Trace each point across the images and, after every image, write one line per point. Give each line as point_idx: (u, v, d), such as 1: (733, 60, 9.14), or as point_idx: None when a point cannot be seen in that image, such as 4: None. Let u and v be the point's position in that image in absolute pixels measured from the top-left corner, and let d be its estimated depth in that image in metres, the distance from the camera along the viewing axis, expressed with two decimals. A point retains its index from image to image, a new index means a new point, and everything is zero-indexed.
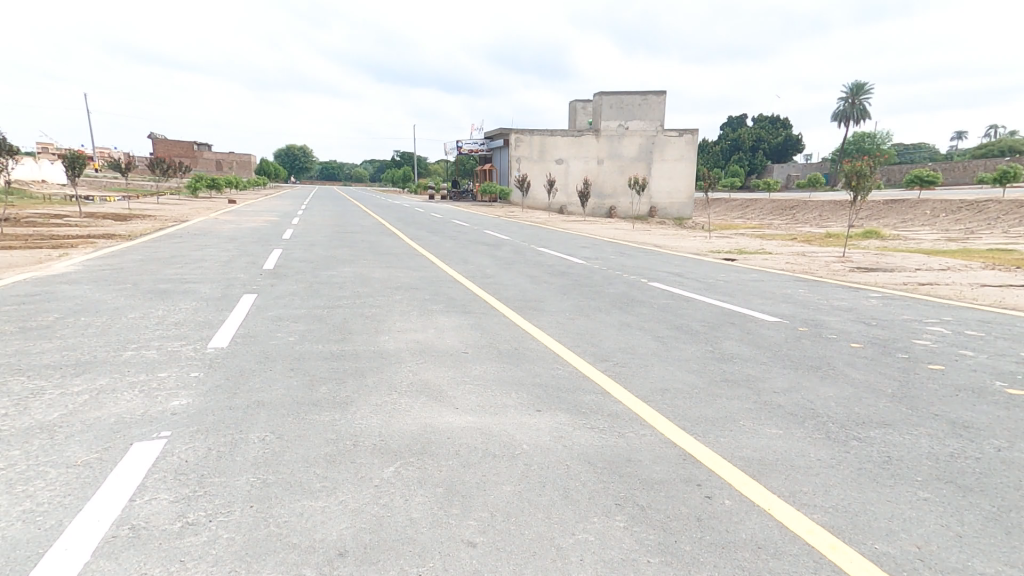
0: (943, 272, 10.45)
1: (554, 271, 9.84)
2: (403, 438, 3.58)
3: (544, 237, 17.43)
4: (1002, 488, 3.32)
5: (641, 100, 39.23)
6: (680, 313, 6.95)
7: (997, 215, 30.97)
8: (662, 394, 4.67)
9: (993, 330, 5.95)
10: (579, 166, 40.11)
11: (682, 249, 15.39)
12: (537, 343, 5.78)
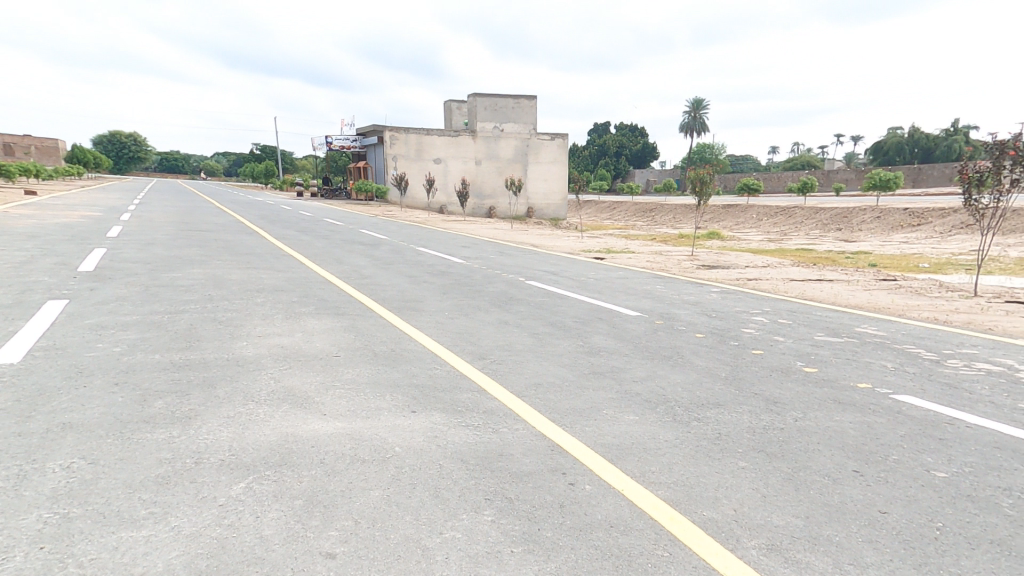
0: (766, 269, 12.11)
1: (433, 271, 9.82)
2: (259, 451, 3.38)
3: (423, 236, 17.32)
4: (799, 453, 3.98)
5: (514, 104, 40.72)
6: (554, 310, 7.32)
7: (808, 217, 36.74)
8: (535, 389, 4.88)
9: (798, 317, 7.06)
10: (457, 166, 39.85)
11: (555, 248, 16.11)
12: (414, 343, 5.75)
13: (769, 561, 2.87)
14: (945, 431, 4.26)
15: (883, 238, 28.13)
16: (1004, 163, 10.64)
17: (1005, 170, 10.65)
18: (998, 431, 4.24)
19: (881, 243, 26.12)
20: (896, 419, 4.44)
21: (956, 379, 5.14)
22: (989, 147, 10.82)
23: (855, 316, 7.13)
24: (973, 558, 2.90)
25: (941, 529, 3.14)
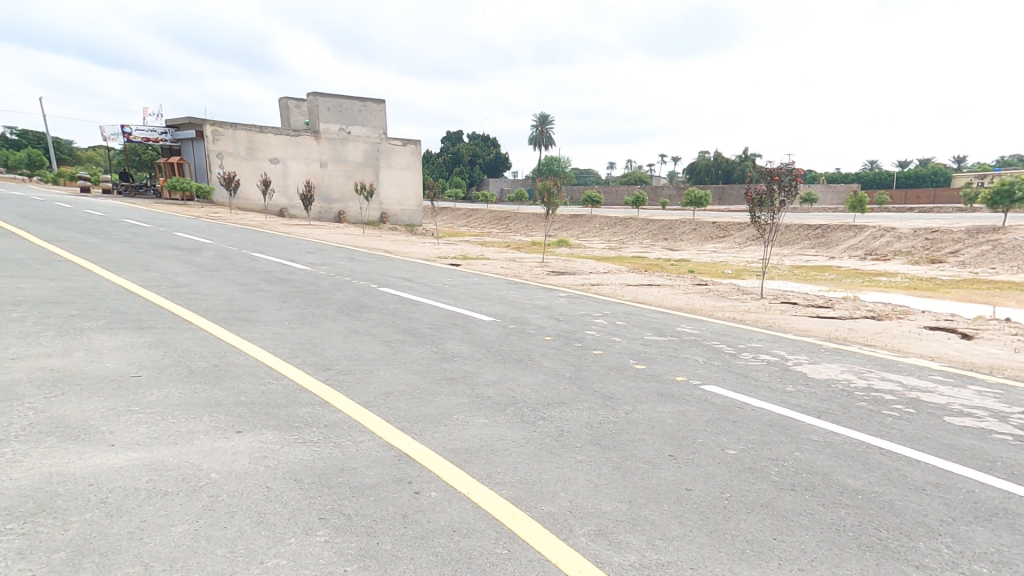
0: (604, 275, 13.24)
1: (272, 279, 9.09)
2: (9, 500, 2.87)
3: (261, 241, 15.94)
4: (626, 442, 4.40)
5: (361, 106, 39.44)
6: (408, 317, 7.22)
7: (641, 225, 41.08)
8: (384, 399, 4.74)
9: (631, 319, 7.80)
10: (298, 168, 36.82)
11: (410, 255, 15.91)
12: (246, 358, 5.26)
13: (597, 545, 3.11)
14: (738, 413, 5.03)
15: (698, 247, 32.49)
16: (773, 187, 12.80)
17: (775, 193, 12.80)
18: (777, 412, 5.10)
19: (698, 251, 30.03)
20: (702, 406, 5.12)
21: (749, 369, 6.08)
22: (763, 173, 12.93)
23: (674, 315, 8.12)
24: (751, 521, 3.47)
25: (729, 498, 3.70)
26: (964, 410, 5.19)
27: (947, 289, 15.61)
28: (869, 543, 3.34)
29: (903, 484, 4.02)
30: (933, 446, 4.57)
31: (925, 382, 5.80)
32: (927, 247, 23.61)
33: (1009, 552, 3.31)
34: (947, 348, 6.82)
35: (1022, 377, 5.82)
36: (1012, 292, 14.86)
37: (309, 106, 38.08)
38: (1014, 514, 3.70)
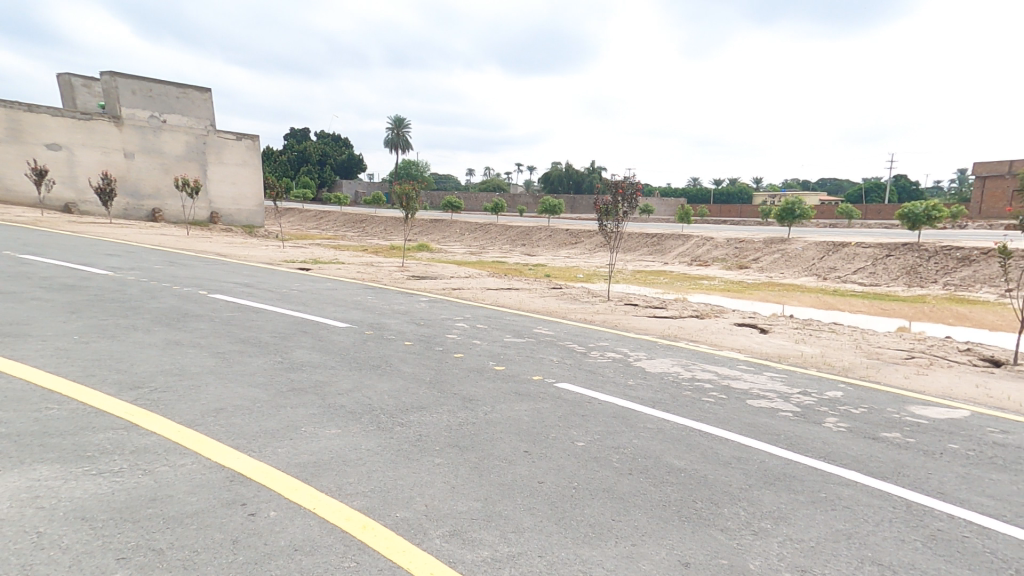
0: (465, 279, 13.44)
1: (66, 287, 7.74)
2: None
3: (47, 242, 13.41)
4: (482, 441, 4.53)
5: (179, 94, 34.26)
6: (246, 325, 6.67)
7: (498, 232, 42.56)
8: (214, 416, 4.33)
9: (492, 322, 8.02)
10: (93, 156, 30.43)
11: (249, 259, 14.59)
12: (23, 383, 4.44)
13: (450, 545, 3.16)
14: (585, 407, 5.46)
15: (553, 253, 34.56)
16: (618, 199, 14.02)
17: (620, 204, 14.05)
18: (618, 404, 5.64)
19: (552, 257, 31.86)
20: (555, 403, 5.47)
21: (596, 366, 6.63)
22: (610, 185, 14.05)
23: (530, 318, 8.55)
24: (594, 505, 3.79)
25: (576, 487, 4.00)
26: (760, 392, 6.23)
27: (750, 291, 18.55)
28: (687, 514, 3.86)
29: (714, 460, 4.70)
30: (738, 425, 5.40)
31: (734, 370, 6.84)
32: (736, 255, 27.72)
33: (788, 510, 4.07)
34: (750, 340, 8.10)
35: (801, 363, 7.13)
36: (794, 293, 18.15)
37: (105, 87, 31.80)
38: (792, 477, 4.54)
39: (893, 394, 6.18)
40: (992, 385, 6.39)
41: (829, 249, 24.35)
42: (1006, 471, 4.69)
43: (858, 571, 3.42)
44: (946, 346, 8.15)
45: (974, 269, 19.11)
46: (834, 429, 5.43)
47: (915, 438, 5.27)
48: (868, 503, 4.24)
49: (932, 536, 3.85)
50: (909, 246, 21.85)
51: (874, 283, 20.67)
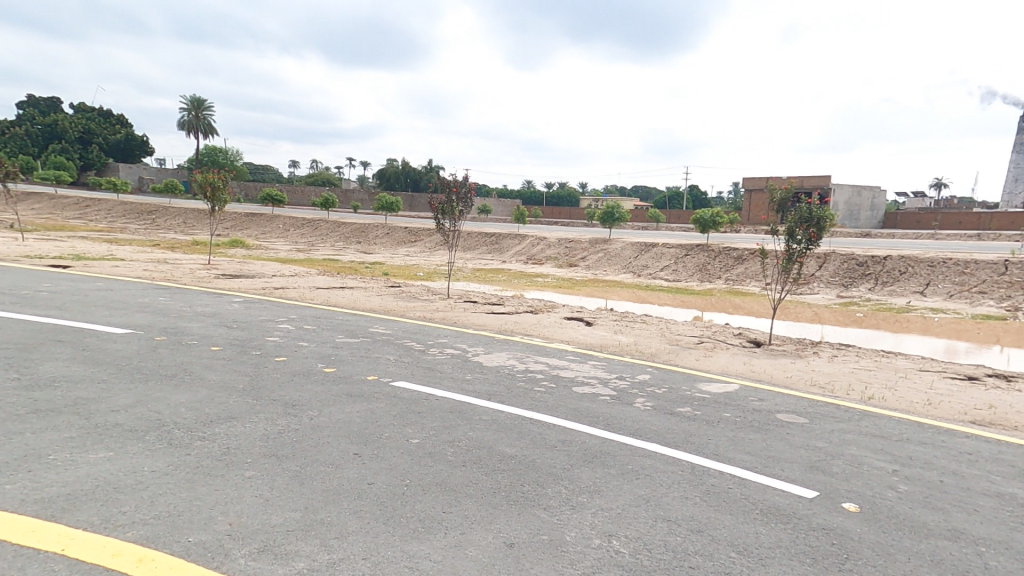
0: (291, 278, 12.64)
1: None
2: None
3: None
4: (306, 449, 4.28)
5: None
6: None
7: (324, 229, 40.50)
8: None
9: (321, 323, 7.63)
10: None
11: None
12: None
13: (257, 563, 2.94)
14: (421, 404, 5.46)
15: (391, 251, 34.01)
16: (453, 198, 14.32)
17: (455, 203, 14.37)
18: (454, 398, 5.74)
19: (390, 255, 31.28)
20: (388, 401, 5.39)
21: (433, 363, 6.67)
22: (443, 184, 14.34)
23: (366, 316, 8.37)
24: (425, 500, 3.81)
25: (407, 484, 3.98)
26: (584, 379, 6.83)
27: (578, 287, 20.26)
28: (515, 498, 4.06)
29: (542, 444, 4.99)
30: (563, 410, 5.82)
31: (562, 360, 7.40)
32: (566, 254, 30.03)
33: (602, 483, 4.52)
34: (578, 332, 8.89)
35: (619, 351, 7.98)
36: (615, 288, 20.29)
37: None
38: (607, 453, 5.05)
39: (688, 375, 7.22)
40: (756, 362, 7.85)
41: (641, 248, 27.64)
42: (762, 430, 5.79)
43: (652, 529, 3.94)
44: (724, 331, 9.81)
45: (745, 266, 23.14)
46: (642, 408, 6.17)
47: (701, 410, 6.24)
48: (663, 470, 4.91)
49: (708, 491, 4.59)
50: (700, 247, 25.69)
51: (676, 279, 23.94)
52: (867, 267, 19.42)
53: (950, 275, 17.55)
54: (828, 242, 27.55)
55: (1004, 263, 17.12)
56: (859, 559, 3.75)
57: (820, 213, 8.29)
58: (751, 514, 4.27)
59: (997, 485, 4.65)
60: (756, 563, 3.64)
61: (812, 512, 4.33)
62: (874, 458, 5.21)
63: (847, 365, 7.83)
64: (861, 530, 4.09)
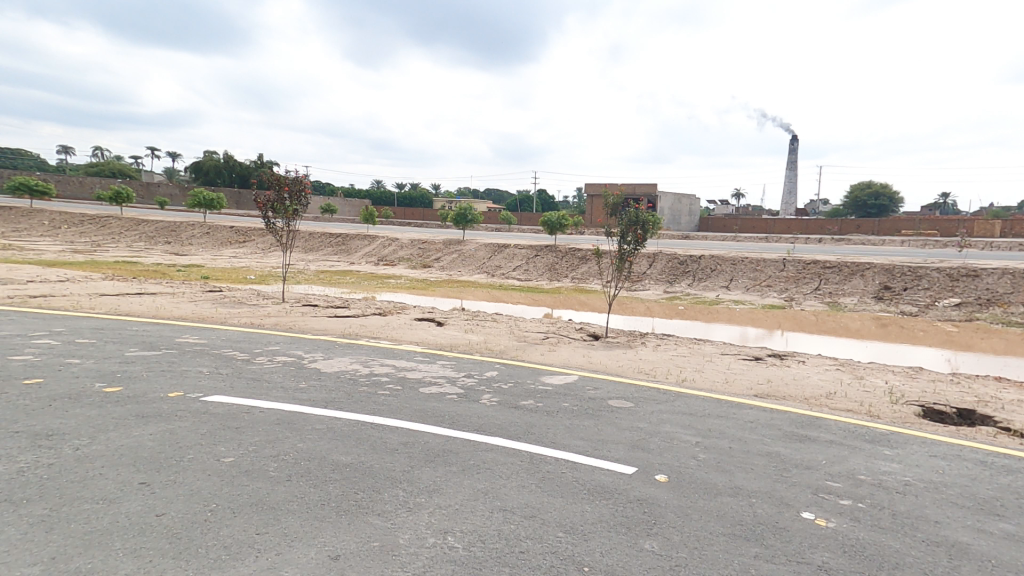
0: (58, 285, 11.88)
1: None
2: None
3: None
4: (69, 488, 3.72)
5: None
6: None
7: (117, 230, 35.70)
8: None
9: (99, 334, 7.23)
10: None
11: None
12: None
13: None
14: (242, 419, 5.05)
15: (213, 253, 31.16)
16: (286, 195, 13.55)
17: (287, 201, 13.62)
18: (280, 409, 5.39)
19: (207, 257, 28.67)
20: (196, 419, 4.92)
21: (259, 372, 6.25)
22: (274, 181, 13.46)
23: (175, 331, 7.66)
24: (235, 524, 3.50)
25: (212, 510, 3.63)
26: (431, 379, 6.84)
27: (434, 288, 20.28)
28: (347, 507, 3.83)
29: (381, 448, 4.82)
30: (407, 412, 5.74)
31: (410, 362, 7.36)
32: (419, 254, 30.06)
33: (441, 480, 4.37)
34: (431, 332, 8.90)
35: (469, 350, 8.15)
36: (470, 289, 20.59)
37: None
38: (451, 450, 4.91)
39: (534, 369, 7.59)
40: (593, 354, 8.51)
41: (493, 249, 28.68)
42: (595, 417, 6.21)
43: (488, 520, 3.91)
44: (567, 326, 10.52)
45: (588, 265, 24.96)
46: (487, 403, 6.21)
47: (542, 402, 6.46)
48: (503, 462, 4.89)
49: (544, 478, 4.71)
50: (549, 248, 27.27)
51: (527, 278, 25.16)
52: (686, 265, 22.10)
53: (747, 271, 20.67)
54: (657, 243, 30.86)
55: (784, 259, 20.62)
56: (665, 525, 4.10)
57: (646, 218, 9.30)
58: (579, 495, 4.48)
59: (770, 446, 5.57)
60: (580, 539, 3.81)
61: (631, 486, 4.69)
62: (684, 433, 5.91)
63: (668, 352, 8.85)
64: (669, 498, 4.54)
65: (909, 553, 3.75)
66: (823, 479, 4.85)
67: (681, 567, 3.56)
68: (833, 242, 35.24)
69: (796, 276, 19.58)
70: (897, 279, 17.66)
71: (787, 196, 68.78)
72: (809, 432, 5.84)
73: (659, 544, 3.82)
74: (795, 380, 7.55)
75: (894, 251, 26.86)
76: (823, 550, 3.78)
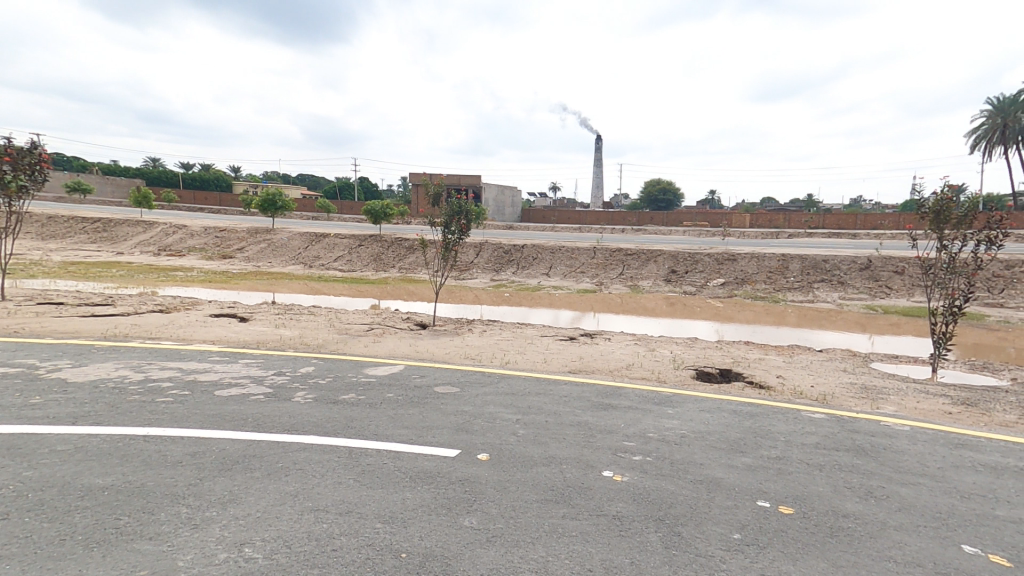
0: None
1: None
2: None
3: None
4: None
5: None
6: None
7: None
8: None
9: None
10: None
11: None
12: None
13: None
14: None
15: None
16: (6, 168, 11.18)
17: (9, 175, 11.20)
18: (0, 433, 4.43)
19: None
20: None
21: None
22: None
23: None
24: None
25: None
26: (231, 381, 6.17)
27: (237, 282, 18.45)
28: (103, 537, 3.26)
29: (158, 464, 4.20)
30: (200, 418, 5.11)
31: (202, 364, 6.61)
32: (217, 244, 28.15)
33: (238, 490, 3.94)
34: (233, 334, 8.16)
35: (276, 347, 7.61)
36: (281, 281, 19.45)
37: None
38: (251, 456, 4.46)
39: (353, 361, 7.32)
40: (420, 343, 8.54)
41: (310, 240, 27.33)
42: (420, 404, 6.13)
43: (296, 524, 3.60)
44: (393, 317, 10.42)
45: (415, 255, 24.80)
46: (300, 401, 5.80)
47: (364, 395, 6.23)
48: (317, 460, 4.55)
49: (362, 471, 4.46)
50: (375, 237, 26.64)
51: (349, 269, 24.30)
52: (510, 254, 23.33)
53: (564, 259, 22.48)
54: (485, 234, 31.91)
55: (594, 248, 22.87)
56: (482, 500, 4.18)
57: (468, 208, 9.57)
58: (400, 482, 4.34)
59: (580, 416, 6.12)
60: (397, 527, 3.68)
61: (451, 468, 4.69)
62: (505, 411, 6.17)
63: (493, 337, 9.26)
64: (490, 474, 4.63)
65: (682, 493, 4.42)
66: (620, 441, 5.49)
67: (498, 538, 3.64)
68: (634, 232, 40.02)
69: (604, 263, 21.83)
70: (680, 263, 20.71)
71: (595, 190, 75.94)
72: (610, 401, 6.57)
73: (477, 519, 3.87)
74: (601, 355, 8.46)
75: (679, 239, 31.44)
76: (617, 502, 4.24)
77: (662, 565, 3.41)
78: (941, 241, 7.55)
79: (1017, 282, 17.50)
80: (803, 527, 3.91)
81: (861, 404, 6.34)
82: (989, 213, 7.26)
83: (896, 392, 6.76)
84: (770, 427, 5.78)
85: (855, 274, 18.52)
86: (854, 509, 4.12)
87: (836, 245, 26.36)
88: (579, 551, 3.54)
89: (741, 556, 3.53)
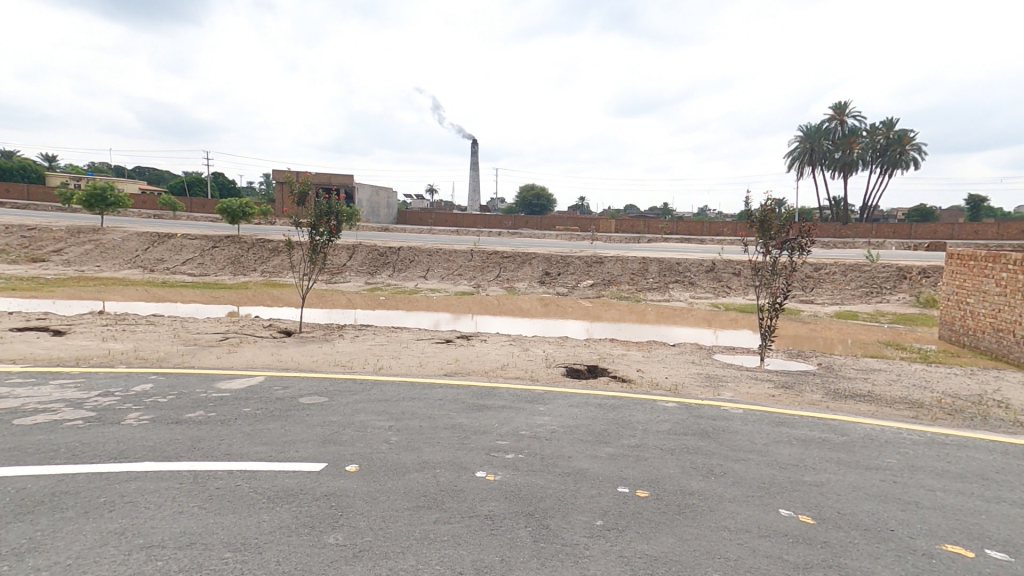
0: None
1: None
2: None
3: None
4: None
5: None
6: None
7: None
8: None
9: None
10: None
11: None
12: None
13: None
14: None
15: None
16: None
17: None
18: None
19: None
20: None
21: None
22: None
23: None
24: None
25: None
26: (40, 407, 5.24)
27: (54, 289, 15.80)
28: None
29: None
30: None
31: (0, 388, 5.56)
32: (28, 246, 23.83)
33: (42, 536, 3.35)
34: (42, 351, 6.94)
35: (101, 363, 6.63)
36: (114, 288, 16.93)
37: None
38: (64, 494, 3.83)
39: (201, 375, 6.62)
40: (283, 351, 7.97)
41: (152, 241, 24.29)
42: (282, 418, 5.69)
43: (122, 566, 3.15)
44: (250, 325, 9.58)
45: (281, 258, 23.12)
46: (133, 424, 5.10)
47: (215, 411, 5.65)
48: (153, 489, 4.04)
49: (209, 497, 4.03)
50: (233, 239, 24.40)
51: (201, 273, 21.96)
52: (387, 257, 22.75)
53: (442, 261, 22.42)
54: (359, 236, 30.81)
55: (472, 251, 23.10)
56: (347, 515, 3.98)
57: (338, 208, 9.19)
58: (256, 505, 3.99)
59: (454, 419, 6.12)
60: (251, 554, 3.38)
61: (315, 484, 4.41)
62: (376, 419, 5.96)
63: (365, 342, 8.94)
64: (358, 486, 4.43)
65: (550, 486, 4.60)
66: (493, 441, 5.56)
67: (365, 552, 3.50)
68: (511, 235, 41.11)
69: (481, 265, 22.16)
70: (553, 266, 21.70)
71: (472, 193, 76.38)
72: (485, 402, 6.66)
73: (344, 534, 3.70)
74: (476, 357, 8.55)
75: (552, 243, 32.93)
76: (489, 502, 4.30)
77: (531, 559, 3.52)
78: (766, 247, 8.68)
79: (823, 282, 20.84)
80: (655, 507, 4.26)
81: (705, 392, 7.11)
82: (801, 224, 8.52)
83: (733, 379, 7.69)
84: (630, 417, 6.26)
85: (702, 275, 20.77)
86: (697, 488, 4.59)
87: (685, 249, 29.53)
88: (450, 555, 3.53)
89: (602, 541, 3.76)
